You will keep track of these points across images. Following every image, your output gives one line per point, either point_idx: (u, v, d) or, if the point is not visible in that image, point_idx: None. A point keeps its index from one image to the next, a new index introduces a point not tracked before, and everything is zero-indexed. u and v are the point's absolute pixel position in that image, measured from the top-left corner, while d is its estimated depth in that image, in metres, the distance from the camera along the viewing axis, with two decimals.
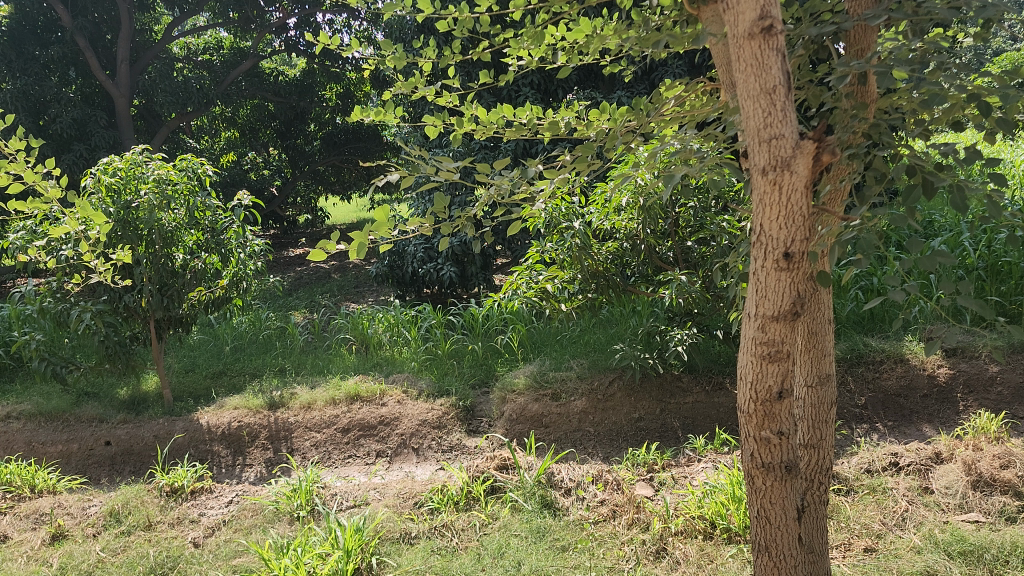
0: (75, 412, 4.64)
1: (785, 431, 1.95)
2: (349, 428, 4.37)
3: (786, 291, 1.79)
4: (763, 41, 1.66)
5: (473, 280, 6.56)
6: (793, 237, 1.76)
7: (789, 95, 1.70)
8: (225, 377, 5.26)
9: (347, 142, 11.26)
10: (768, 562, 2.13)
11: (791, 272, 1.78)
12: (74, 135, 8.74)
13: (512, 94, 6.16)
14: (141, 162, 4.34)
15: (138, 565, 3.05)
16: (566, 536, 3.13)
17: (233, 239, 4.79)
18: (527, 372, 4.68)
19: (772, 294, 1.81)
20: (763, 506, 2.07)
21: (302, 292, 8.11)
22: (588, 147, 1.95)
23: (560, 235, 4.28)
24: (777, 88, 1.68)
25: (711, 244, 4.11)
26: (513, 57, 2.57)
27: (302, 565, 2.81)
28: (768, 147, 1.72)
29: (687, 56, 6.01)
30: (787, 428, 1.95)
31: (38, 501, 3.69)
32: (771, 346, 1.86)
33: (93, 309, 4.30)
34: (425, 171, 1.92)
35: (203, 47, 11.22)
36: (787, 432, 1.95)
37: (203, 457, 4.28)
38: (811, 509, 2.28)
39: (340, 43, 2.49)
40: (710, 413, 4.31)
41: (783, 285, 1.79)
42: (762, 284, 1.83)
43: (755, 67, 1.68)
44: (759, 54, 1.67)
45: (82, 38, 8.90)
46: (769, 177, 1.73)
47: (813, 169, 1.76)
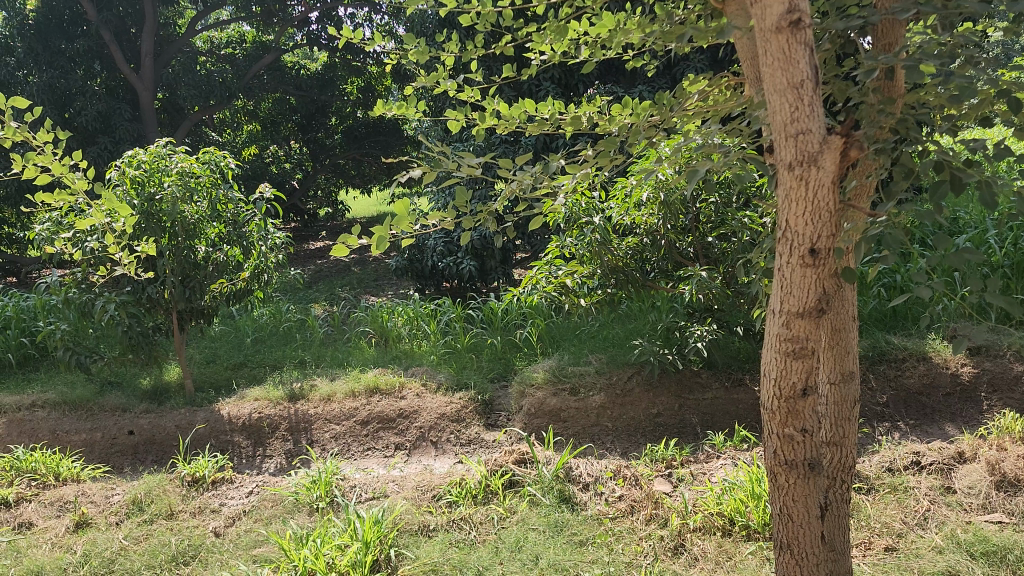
0: (99, 401, 4.70)
1: (809, 428, 1.95)
2: (368, 421, 4.38)
3: (812, 287, 1.79)
4: (791, 34, 1.64)
5: (493, 274, 6.58)
6: (819, 234, 1.75)
7: (817, 89, 1.69)
8: (245, 369, 5.30)
9: (366, 136, 11.35)
10: (790, 558, 2.14)
11: (816, 268, 1.78)
12: (99, 128, 8.83)
13: (533, 88, 6.16)
14: (165, 155, 4.37)
15: (160, 553, 3.08)
16: (584, 531, 3.13)
17: (255, 231, 4.81)
18: (546, 366, 4.67)
19: (796, 290, 1.81)
20: (785, 502, 2.08)
21: (322, 285, 8.16)
22: (611, 142, 1.94)
23: (579, 230, 4.27)
24: (805, 82, 1.67)
25: (732, 240, 4.07)
26: (535, 51, 2.55)
27: (321, 557, 2.83)
28: (795, 142, 1.70)
29: (709, 51, 5.97)
30: (810, 426, 1.95)
31: (63, 489, 3.74)
32: (795, 343, 1.86)
33: (117, 300, 4.35)
34: (447, 166, 1.91)
35: (226, 40, 11.26)
36: (811, 430, 1.96)
37: (224, 448, 4.32)
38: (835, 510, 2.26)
39: (362, 37, 2.48)
40: (729, 409, 4.29)
41: (808, 281, 1.79)
42: (786, 279, 1.82)
43: (783, 61, 1.66)
44: (787, 48, 1.65)
45: (107, 32, 8.98)
46: (795, 173, 1.72)
47: (840, 164, 1.74)
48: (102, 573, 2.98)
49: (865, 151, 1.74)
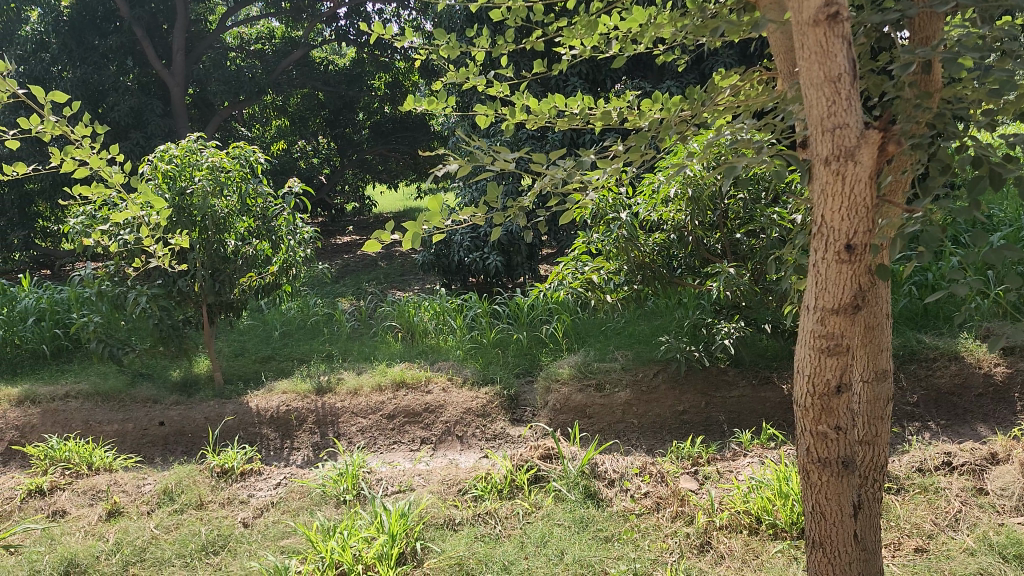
0: (130, 393, 4.78)
1: (843, 426, 1.94)
2: (394, 415, 4.41)
3: (848, 284, 1.78)
4: (829, 28, 1.62)
5: (519, 270, 6.58)
6: (856, 229, 1.73)
7: (854, 83, 1.67)
8: (273, 362, 5.35)
9: (393, 131, 11.40)
10: (822, 556, 2.13)
11: (852, 265, 1.76)
12: (131, 123, 8.94)
13: (560, 84, 6.15)
14: (196, 150, 4.44)
15: (190, 542, 3.13)
16: (610, 527, 3.13)
17: (284, 225, 4.85)
18: (571, 362, 4.67)
19: (832, 287, 1.80)
20: (817, 500, 2.07)
21: (348, 279, 8.21)
22: (643, 136, 1.92)
23: (606, 226, 4.26)
24: (842, 76, 1.65)
25: (760, 237, 4.03)
26: (565, 46, 2.54)
27: (348, 549, 2.86)
28: (832, 137, 1.69)
29: (738, 46, 5.93)
30: (844, 423, 1.94)
31: (96, 478, 3.80)
32: (830, 340, 1.84)
33: (149, 293, 4.42)
34: (481, 160, 1.90)
35: (256, 36, 11.36)
36: (844, 427, 1.94)
37: (252, 439, 4.37)
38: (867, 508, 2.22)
39: (391, 32, 2.48)
40: (756, 407, 4.24)
41: (844, 278, 1.77)
42: (821, 276, 1.81)
43: (820, 55, 1.64)
44: (824, 41, 1.63)
45: (139, 28, 9.09)
46: (832, 168, 1.71)
47: (877, 159, 1.72)
48: (134, 561, 3.03)
49: (903, 147, 1.71)
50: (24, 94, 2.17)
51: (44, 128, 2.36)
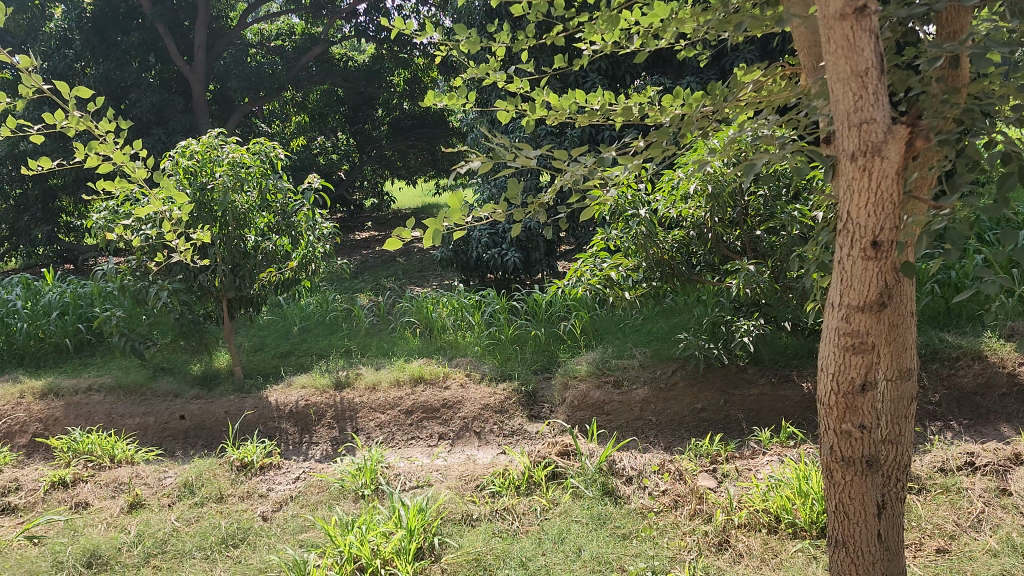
0: (151, 387, 4.83)
1: (868, 425, 1.95)
2: (413, 410, 4.42)
3: (874, 280, 1.78)
4: (855, 21, 1.60)
5: (537, 266, 6.58)
6: (882, 226, 1.74)
7: (882, 77, 1.65)
8: (293, 357, 5.37)
9: (412, 128, 11.41)
10: (845, 557, 2.14)
11: (878, 261, 1.77)
12: (153, 119, 9.01)
13: (579, 80, 6.13)
14: (217, 145, 4.47)
15: (211, 535, 3.16)
16: (628, 524, 3.12)
17: (303, 221, 4.87)
18: (589, 359, 4.67)
19: (858, 283, 1.80)
20: (840, 500, 2.08)
21: (367, 275, 8.24)
22: (665, 132, 1.90)
23: (625, 223, 4.25)
24: (869, 71, 1.63)
25: (781, 234, 3.99)
26: (585, 42, 2.53)
27: (367, 543, 2.87)
28: (858, 132, 1.67)
29: (759, 41, 5.89)
30: (868, 422, 1.95)
31: (118, 470, 3.84)
32: (855, 338, 1.86)
33: (170, 287, 4.46)
34: (503, 157, 1.88)
35: (276, 32, 11.42)
36: (869, 426, 1.95)
37: (272, 434, 4.40)
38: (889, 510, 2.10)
39: (412, 28, 2.48)
40: (776, 406, 4.21)
41: (870, 274, 1.78)
42: (847, 273, 1.82)
43: (846, 49, 1.62)
44: (851, 35, 1.61)
45: (161, 25, 9.15)
46: (858, 163, 1.70)
47: (905, 155, 1.71)
48: (155, 553, 3.06)
49: (931, 142, 1.69)
50: (50, 89, 2.18)
51: (69, 123, 2.37)
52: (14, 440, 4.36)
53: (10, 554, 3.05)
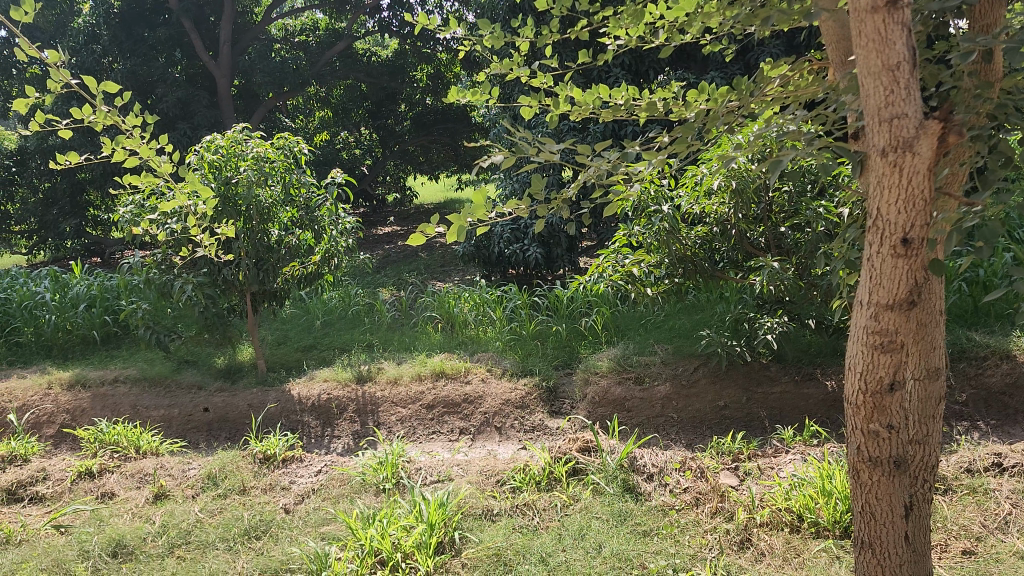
0: (176, 379, 4.88)
1: (896, 425, 1.93)
2: (434, 405, 4.44)
3: (903, 278, 1.76)
4: (888, 14, 1.57)
5: (559, 261, 6.57)
6: (913, 223, 1.71)
7: (914, 71, 1.62)
8: (315, 350, 5.41)
9: (434, 123, 11.43)
10: (871, 558, 2.12)
11: (908, 259, 1.74)
12: (178, 114, 9.09)
13: (603, 75, 6.11)
14: (242, 140, 4.50)
15: (234, 527, 3.19)
16: (648, 521, 3.11)
17: (326, 216, 4.89)
18: (610, 355, 4.65)
19: (887, 281, 1.78)
20: (867, 501, 2.05)
21: (390, 270, 8.27)
22: (690, 127, 1.88)
23: (648, 219, 4.23)
24: (901, 64, 1.60)
25: (806, 230, 3.95)
26: (610, 36, 2.51)
27: (388, 536, 2.89)
28: (889, 127, 1.65)
29: (785, 36, 5.83)
30: (896, 422, 1.92)
31: (143, 461, 3.89)
32: (884, 337, 1.83)
33: (194, 281, 4.50)
34: (526, 152, 1.87)
35: (301, 27, 11.47)
36: (896, 426, 1.93)
37: (294, 427, 4.43)
38: (916, 512, 2.06)
39: (436, 23, 2.48)
40: (799, 404, 4.17)
41: (900, 272, 1.76)
42: (876, 271, 1.79)
43: (878, 42, 1.60)
44: (882, 28, 1.58)
45: (187, 20, 9.22)
46: (889, 159, 1.68)
47: (937, 150, 1.68)
48: (179, 544, 3.09)
49: (965, 137, 1.66)
50: (78, 84, 2.20)
51: (96, 118, 2.40)
52: (41, 430, 4.43)
53: (37, 543, 3.09)
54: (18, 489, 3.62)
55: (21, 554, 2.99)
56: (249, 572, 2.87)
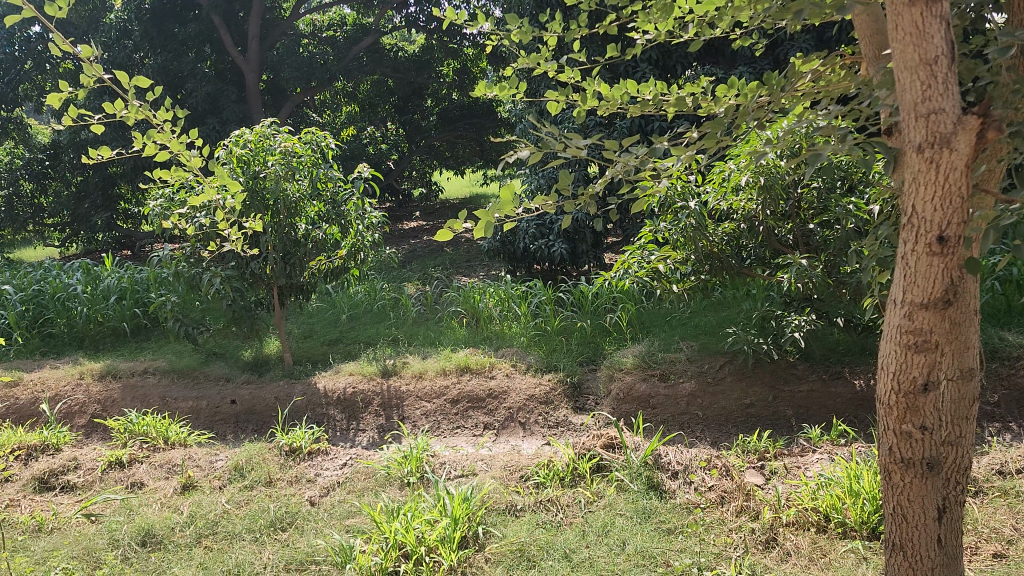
0: (204, 371, 4.94)
1: (929, 425, 1.90)
2: (458, 399, 4.45)
3: (938, 277, 1.74)
4: (926, 7, 1.55)
5: (584, 257, 6.56)
6: (949, 220, 1.69)
7: (952, 65, 1.60)
8: (341, 344, 5.44)
9: (460, 118, 11.44)
10: (903, 561, 2.09)
11: (944, 257, 1.72)
12: (208, 108, 9.18)
13: (630, 70, 6.08)
14: (270, 135, 4.54)
15: (260, 518, 3.22)
16: (673, 519, 3.09)
17: (353, 210, 4.90)
18: (635, 352, 4.63)
19: (921, 279, 1.76)
20: (900, 502, 2.03)
21: (415, 264, 8.30)
22: (719, 122, 1.85)
23: (674, 215, 4.20)
24: (939, 58, 1.58)
25: (835, 228, 3.91)
26: (639, 31, 2.49)
27: (412, 530, 2.90)
28: (926, 122, 1.63)
29: (815, 31, 5.77)
30: (930, 423, 1.90)
31: (172, 452, 3.94)
32: (918, 336, 1.81)
33: (222, 274, 4.55)
34: (553, 148, 1.86)
35: (329, 23, 11.53)
36: (930, 427, 1.90)
37: (320, 420, 4.46)
38: (949, 515, 2.04)
39: (464, 18, 2.47)
40: (826, 403, 4.14)
41: (935, 271, 1.73)
42: (910, 269, 1.77)
43: (915, 36, 1.57)
44: (920, 22, 1.56)
45: (217, 16, 9.31)
46: (925, 155, 1.65)
47: (975, 147, 1.66)
48: (206, 534, 3.12)
49: (1004, 133, 1.64)
50: (111, 79, 2.23)
51: (127, 112, 2.42)
52: (72, 420, 4.50)
53: (69, 532, 3.14)
54: (49, 478, 3.68)
55: (53, 542, 3.03)
56: (275, 563, 2.89)
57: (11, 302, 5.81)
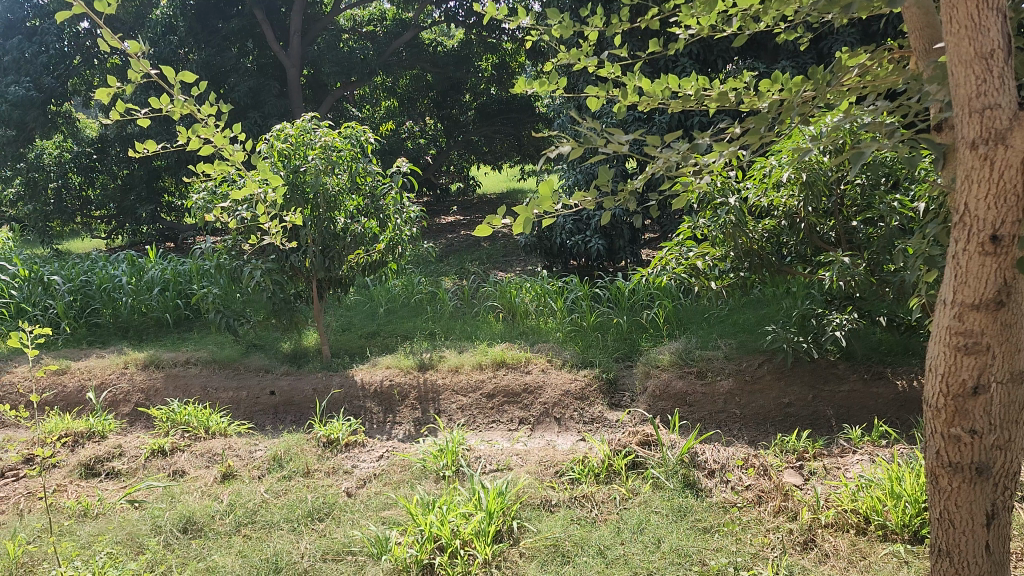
0: (244, 362, 5.02)
1: (979, 430, 1.86)
2: (494, 394, 4.46)
3: (991, 277, 1.70)
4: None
5: (621, 253, 6.53)
6: (1004, 219, 1.65)
7: (1008, 60, 1.60)
8: (378, 337, 5.48)
9: (499, 113, 11.43)
10: (948, 567, 2.04)
11: (997, 258, 1.68)
12: (250, 103, 9.30)
13: (670, 65, 6.04)
14: (310, 129, 4.59)
15: (298, 508, 3.26)
16: (709, 518, 3.07)
17: (391, 204, 4.93)
18: (672, 349, 4.60)
19: (973, 280, 1.72)
20: (946, 508, 1.99)
21: (453, 259, 8.33)
22: (763, 118, 1.82)
23: (714, 211, 4.17)
24: (995, 52, 1.58)
25: (878, 225, 3.84)
26: (680, 26, 2.47)
27: (447, 523, 2.92)
28: (980, 118, 1.61)
29: (860, 24, 5.67)
30: (979, 427, 1.86)
31: (212, 441, 4.01)
32: (968, 338, 1.78)
33: (263, 267, 4.61)
34: (593, 144, 1.85)
35: (369, 18, 11.60)
36: (980, 431, 1.86)
37: (357, 412, 4.50)
38: (998, 523, 1.99)
39: (505, 13, 2.47)
40: (868, 403, 4.05)
41: (987, 271, 1.69)
42: (962, 269, 1.74)
43: (970, 29, 1.57)
44: (976, 14, 1.56)
45: (259, 11, 9.43)
46: (980, 152, 1.63)
47: None
48: (245, 522, 3.17)
49: None
50: (158, 74, 2.26)
51: (173, 107, 2.46)
52: (117, 408, 4.60)
53: (113, 517, 3.22)
54: (95, 464, 3.77)
55: (98, 527, 3.11)
56: (312, 552, 2.93)
57: (59, 292, 5.94)
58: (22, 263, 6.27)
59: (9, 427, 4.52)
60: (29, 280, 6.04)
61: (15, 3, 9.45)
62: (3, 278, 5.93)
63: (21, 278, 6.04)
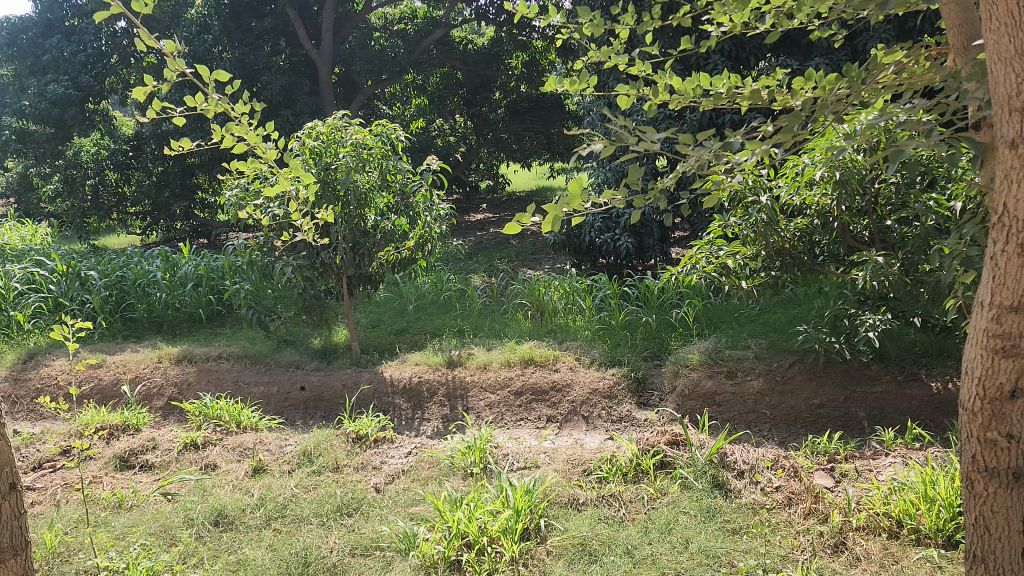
0: (275, 357, 5.07)
1: (1016, 434, 1.82)
2: (522, 391, 4.47)
3: None
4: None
5: (650, 252, 6.50)
6: None
7: None
8: (407, 334, 5.51)
9: (530, 111, 11.39)
10: (985, 574, 2.01)
11: None
12: (282, 101, 9.37)
13: (702, 62, 5.99)
14: (342, 127, 4.62)
15: (328, 503, 3.29)
16: (738, 519, 3.05)
17: (421, 202, 4.95)
18: (701, 348, 4.57)
19: (1011, 282, 1.69)
20: (982, 514, 1.96)
21: (481, 256, 8.36)
22: (796, 117, 1.79)
23: (745, 210, 4.15)
24: None
25: (913, 225, 3.78)
26: (713, 23, 2.45)
27: (475, 520, 2.93)
28: (1020, 117, 1.58)
29: (897, 20, 5.58)
30: (1017, 432, 1.82)
31: (244, 436, 4.06)
32: (1005, 341, 1.74)
33: (294, 264, 4.66)
34: (624, 142, 1.83)
35: (400, 16, 11.65)
36: (1017, 436, 1.83)
37: (385, 409, 4.53)
38: None
39: (535, 11, 2.46)
40: (901, 405, 4.00)
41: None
42: (1000, 270, 1.70)
43: (1011, 26, 1.56)
44: (1017, 11, 1.56)
45: (292, 10, 9.51)
46: (1019, 151, 1.60)
47: None
48: (276, 517, 3.21)
49: None
50: (192, 73, 2.28)
51: (207, 105, 2.49)
52: (151, 402, 4.67)
53: (147, 509, 3.27)
54: (129, 457, 3.83)
55: (132, 518, 3.16)
56: (342, 547, 2.95)
57: (95, 287, 6.04)
58: (60, 258, 6.39)
59: (47, 420, 4.61)
60: (66, 275, 6.15)
61: (54, 3, 9.63)
62: (41, 273, 6.04)
63: (58, 273, 6.16)
